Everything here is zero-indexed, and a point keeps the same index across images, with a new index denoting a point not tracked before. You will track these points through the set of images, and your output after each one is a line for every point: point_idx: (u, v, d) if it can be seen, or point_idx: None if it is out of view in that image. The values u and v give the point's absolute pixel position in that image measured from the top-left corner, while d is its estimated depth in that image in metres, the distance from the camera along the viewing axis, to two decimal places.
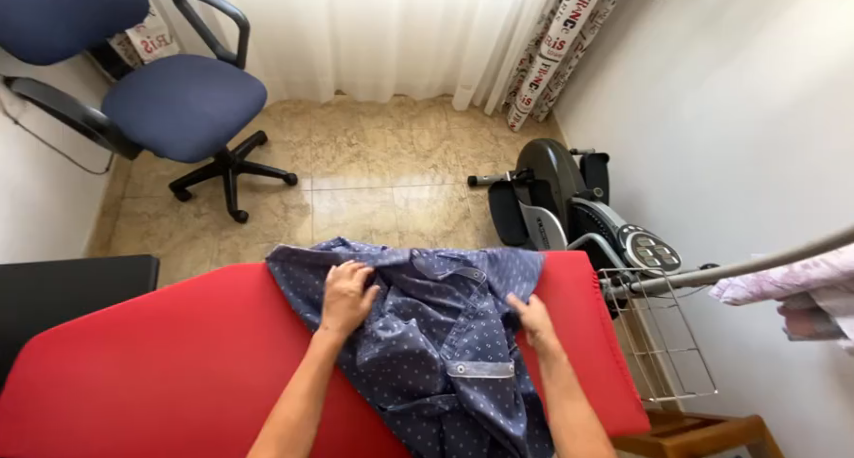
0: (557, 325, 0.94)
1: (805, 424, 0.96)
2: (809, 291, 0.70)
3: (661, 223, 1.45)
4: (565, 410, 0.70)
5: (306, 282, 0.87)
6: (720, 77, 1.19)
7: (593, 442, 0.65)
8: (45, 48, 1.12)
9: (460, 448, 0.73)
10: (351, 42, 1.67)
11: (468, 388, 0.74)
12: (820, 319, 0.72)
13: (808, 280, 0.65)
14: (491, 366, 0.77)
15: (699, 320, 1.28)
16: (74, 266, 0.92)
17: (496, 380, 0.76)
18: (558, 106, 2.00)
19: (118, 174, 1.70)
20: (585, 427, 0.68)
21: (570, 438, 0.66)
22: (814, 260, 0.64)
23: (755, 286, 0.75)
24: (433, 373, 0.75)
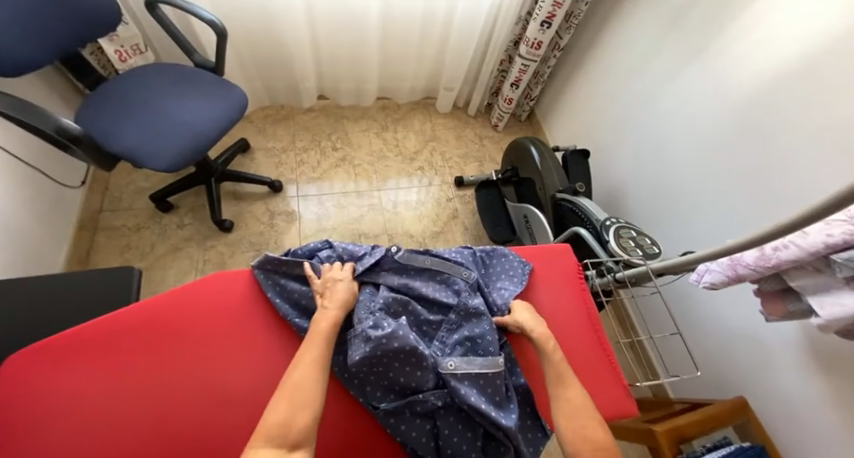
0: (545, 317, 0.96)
1: (785, 401, 1.01)
2: (780, 273, 0.74)
3: (642, 215, 1.49)
4: (560, 397, 0.73)
5: (292, 287, 0.86)
6: (691, 74, 1.24)
7: (589, 422, 0.69)
8: (13, 59, 1.09)
9: (455, 442, 0.74)
10: (332, 47, 1.66)
11: (458, 383, 0.75)
12: (792, 298, 0.77)
13: (779, 262, 0.68)
14: (482, 360, 0.78)
15: (680, 306, 1.32)
16: (51, 281, 0.89)
17: (487, 374, 0.77)
18: (539, 105, 2.03)
19: (95, 187, 1.65)
20: (581, 409, 0.71)
21: (569, 425, 0.69)
22: (784, 242, 0.68)
23: (731, 270, 0.79)
24: (425, 369, 0.76)
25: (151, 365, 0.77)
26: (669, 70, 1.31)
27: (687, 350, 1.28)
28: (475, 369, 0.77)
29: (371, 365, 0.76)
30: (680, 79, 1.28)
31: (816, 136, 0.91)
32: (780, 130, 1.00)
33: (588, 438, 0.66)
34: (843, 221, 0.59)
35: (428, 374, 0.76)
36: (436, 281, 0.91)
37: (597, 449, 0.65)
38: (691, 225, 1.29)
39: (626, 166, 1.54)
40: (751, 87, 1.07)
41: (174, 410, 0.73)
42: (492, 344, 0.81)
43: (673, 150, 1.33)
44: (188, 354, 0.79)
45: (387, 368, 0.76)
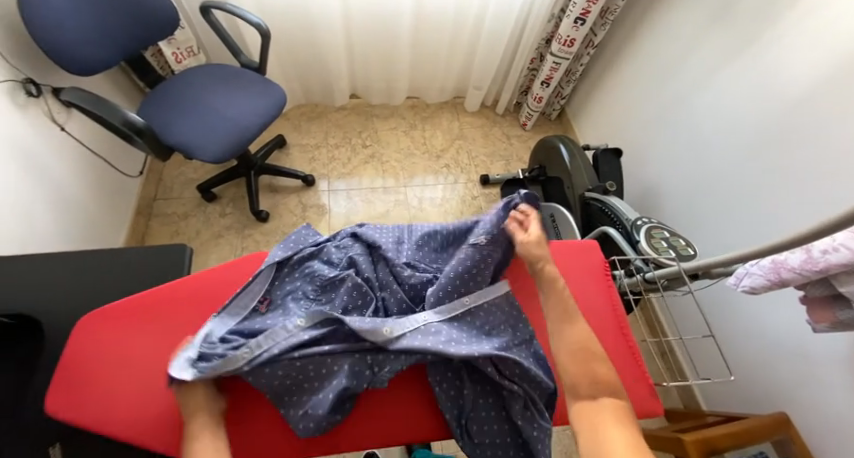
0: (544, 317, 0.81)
1: (831, 423, 0.90)
2: (829, 277, 0.64)
3: (677, 218, 1.41)
4: (563, 336, 0.66)
5: (311, 274, 0.76)
6: (734, 67, 1.16)
7: (591, 362, 0.62)
8: (85, 59, 1.23)
9: (482, 417, 0.67)
10: (365, 48, 1.74)
11: (434, 328, 0.69)
12: (842, 306, 0.67)
13: (828, 266, 0.60)
14: (410, 320, 0.69)
15: (714, 308, 1.22)
16: (64, 261, 0.81)
17: (458, 326, 0.70)
18: (570, 103, 2.00)
19: (150, 177, 1.81)
20: (584, 351, 0.64)
21: (572, 359, 0.63)
22: (834, 244, 0.59)
23: (774, 274, 0.69)
24: (352, 357, 0.65)
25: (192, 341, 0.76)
26: (708, 64, 1.24)
27: (721, 353, 1.18)
28: (423, 324, 0.69)
29: (297, 384, 0.64)
30: (722, 73, 1.20)
31: None
32: (828, 128, 0.91)
33: (589, 372, 0.60)
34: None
35: (344, 362, 0.64)
36: (360, 297, 0.72)
37: (596, 384, 0.59)
38: (729, 228, 1.20)
39: (661, 164, 1.46)
40: (796, 79, 0.99)
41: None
42: (420, 324, 0.69)
43: (711, 147, 1.25)
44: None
45: (309, 380, 0.64)
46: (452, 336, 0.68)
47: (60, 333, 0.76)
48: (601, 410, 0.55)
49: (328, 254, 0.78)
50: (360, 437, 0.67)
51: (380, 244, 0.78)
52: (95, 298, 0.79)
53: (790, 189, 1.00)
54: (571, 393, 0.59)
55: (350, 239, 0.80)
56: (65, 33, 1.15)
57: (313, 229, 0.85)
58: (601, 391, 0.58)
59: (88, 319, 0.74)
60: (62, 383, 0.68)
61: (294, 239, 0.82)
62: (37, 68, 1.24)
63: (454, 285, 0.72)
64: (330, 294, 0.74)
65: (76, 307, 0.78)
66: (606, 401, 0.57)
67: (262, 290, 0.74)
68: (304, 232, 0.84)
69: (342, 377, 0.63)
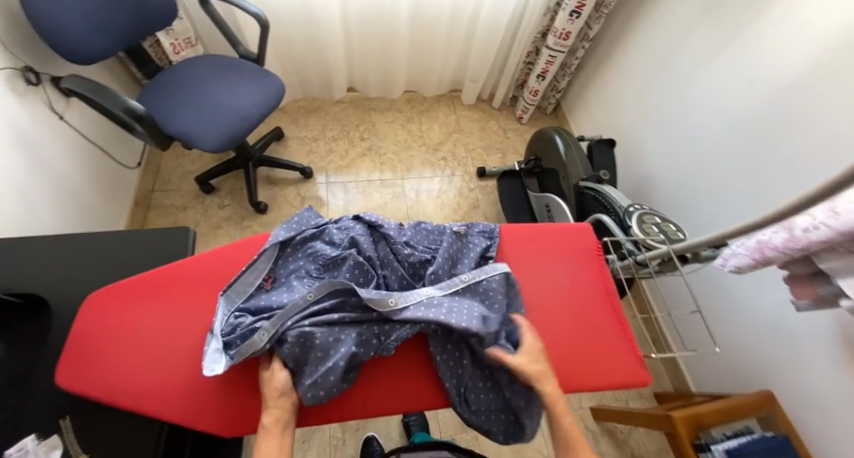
0: (541, 293, 0.83)
1: (814, 401, 0.94)
2: (811, 255, 0.67)
3: (665, 207, 1.44)
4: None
5: (314, 252, 0.78)
6: (722, 59, 1.19)
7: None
8: (83, 47, 1.24)
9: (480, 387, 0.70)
10: (363, 39, 1.76)
11: (437, 299, 0.72)
12: (823, 283, 0.70)
13: (808, 244, 0.62)
14: (414, 294, 0.72)
15: (703, 285, 1.24)
16: (68, 241, 0.83)
17: (462, 301, 0.73)
18: (565, 97, 2.03)
19: (148, 169, 1.81)
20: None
21: None
22: (814, 222, 0.61)
23: (758, 254, 0.72)
24: (359, 327, 0.68)
25: (202, 317, 0.78)
26: (698, 57, 1.27)
27: (707, 329, 1.22)
28: (427, 297, 0.72)
29: (305, 353, 0.65)
30: (711, 65, 1.23)
31: (844, 123, 0.87)
32: (813, 116, 0.95)
33: None
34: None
35: (351, 331, 0.67)
36: (361, 274, 0.76)
37: None
38: (713, 214, 1.24)
39: (653, 156, 1.49)
40: (781, 70, 1.02)
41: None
42: (424, 296, 0.72)
43: (701, 138, 1.28)
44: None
45: (316, 349, 0.65)
46: (455, 307, 0.71)
47: (64, 311, 0.77)
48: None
49: (331, 234, 0.80)
50: (364, 405, 0.69)
51: (381, 224, 0.80)
52: (99, 278, 0.81)
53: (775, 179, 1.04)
54: None
55: (352, 220, 0.83)
56: (64, 20, 1.16)
57: (315, 212, 0.85)
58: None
59: (93, 297, 0.75)
60: (72, 358, 0.70)
61: (296, 220, 0.82)
62: (36, 56, 1.25)
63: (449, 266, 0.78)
64: (333, 272, 0.76)
65: (80, 286, 0.79)
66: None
67: (267, 268, 0.76)
68: (308, 213, 0.84)
69: (351, 345, 0.66)
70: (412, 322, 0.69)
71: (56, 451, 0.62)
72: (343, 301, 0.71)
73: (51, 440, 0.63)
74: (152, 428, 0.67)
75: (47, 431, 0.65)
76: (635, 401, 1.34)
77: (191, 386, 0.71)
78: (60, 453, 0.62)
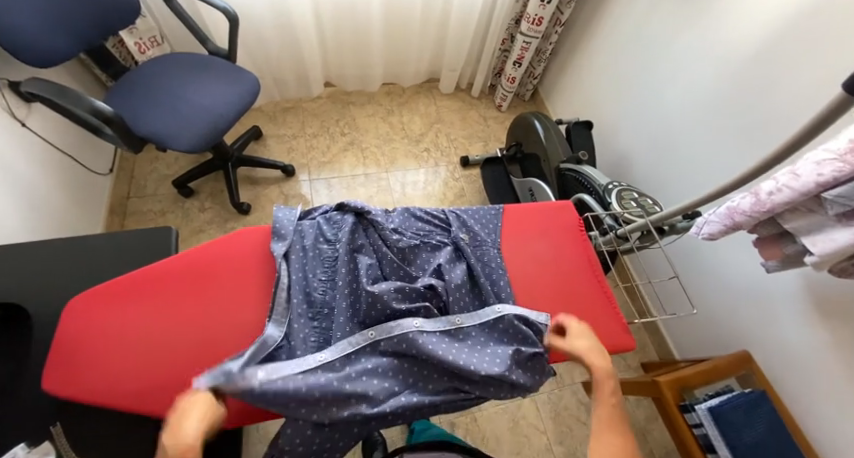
0: (538, 286, 0.83)
1: (788, 357, 0.99)
2: (776, 216, 0.71)
3: (641, 184, 1.48)
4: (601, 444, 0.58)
5: (327, 256, 0.80)
6: (688, 37, 1.22)
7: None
8: (45, 51, 1.20)
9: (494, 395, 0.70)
10: (337, 32, 1.74)
11: (464, 335, 0.74)
12: (788, 242, 0.74)
13: (773, 206, 0.66)
14: (443, 322, 0.74)
15: (680, 254, 1.29)
16: (41, 248, 0.82)
17: (464, 341, 0.74)
18: (542, 83, 2.06)
19: (121, 175, 1.77)
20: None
21: None
22: (778, 185, 0.65)
23: (729, 219, 0.76)
24: (366, 423, 0.64)
25: (194, 313, 0.77)
26: (664, 36, 1.31)
27: (684, 291, 1.29)
28: (458, 326, 0.74)
29: (321, 444, 0.62)
30: (679, 43, 1.26)
31: (805, 92, 0.91)
32: (774, 89, 0.99)
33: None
34: (833, 159, 0.57)
35: (353, 426, 0.64)
36: (351, 267, 0.77)
37: None
38: (687, 188, 1.28)
39: (627, 134, 1.53)
40: (736, 49, 1.08)
41: (219, 352, 0.74)
42: (456, 341, 0.72)
43: (672, 116, 1.32)
44: (227, 300, 0.80)
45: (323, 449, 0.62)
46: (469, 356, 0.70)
47: (42, 317, 0.76)
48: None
49: (319, 234, 0.83)
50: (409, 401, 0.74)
51: (369, 212, 0.82)
52: (78, 282, 0.80)
53: (735, 155, 1.10)
54: None
55: (341, 213, 0.85)
56: (21, 21, 1.12)
57: (289, 209, 0.86)
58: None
59: (78, 302, 0.74)
60: (61, 363, 0.69)
61: (276, 226, 0.83)
62: None
63: (446, 255, 0.81)
64: (334, 271, 0.78)
65: (58, 291, 0.78)
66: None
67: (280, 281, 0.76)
68: (282, 211, 0.85)
69: (350, 439, 0.64)
70: (408, 408, 0.66)
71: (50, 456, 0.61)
72: (382, 363, 0.69)
73: (43, 447, 0.62)
74: (146, 430, 0.67)
75: (38, 438, 0.65)
76: (623, 373, 1.38)
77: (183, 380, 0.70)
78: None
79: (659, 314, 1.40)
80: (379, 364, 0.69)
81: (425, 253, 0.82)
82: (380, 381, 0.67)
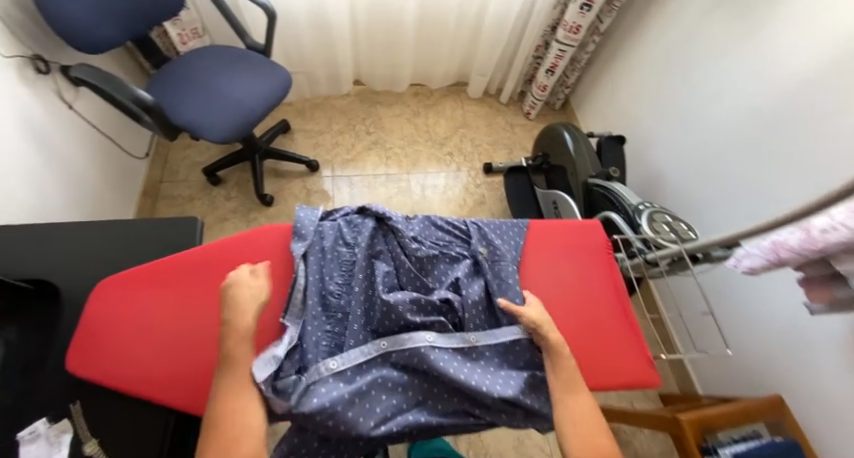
0: (558, 308, 0.80)
1: (826, 406, 0.92)
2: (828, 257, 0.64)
3: (675, 206, 1.41)
4: (568, 406, 0.61)
5: (344, 259, 0.78)
6: (739, 56, 1.15)
7: (596, 433, 0.58)
8: (95, 38, 1.24)
9: (502, 421, 0.68)
10: (370, 30, 1.74)
11: (478, 355, 0.71)
12: (839, 286, 0.67)
13: (826, 246, 0.58)
14: (456, 338, 0.71)
15: (715, 284, 1.22)
16: (74, 228, 0.83)
17: (479, 362, 0.70)
18: (574, 92, 2.00)
19: (156, 159, 1.81)
20: (592, 421, 0.59)
21: (576, 434, 0.58)
22: (832, 223, 0.57)
23: (773, 254, 0.69)
24: (371, 440, 0.63)
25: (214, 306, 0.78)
26: (713, 51, 1.24)
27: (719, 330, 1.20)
28: (471, 345, 0.72)
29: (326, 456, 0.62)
30: (729, 60, 1.18)
31: None
32: (829, 118, 0.92)
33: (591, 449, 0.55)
34: None
35: (358, 442, 0.63)
36: (367, 274, 0.75)
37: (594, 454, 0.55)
38: (728, 213, 1.20)
39: (664, 151, 1.46)
40: (792, 69, 1.00)
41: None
42: (470, 361, 0.70)
43: (714, 137, 1.25)
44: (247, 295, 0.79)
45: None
46: (482, 378, 0.67)
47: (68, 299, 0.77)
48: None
49: (338, 237, 0.81)
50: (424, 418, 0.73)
51: (390, 218, 0.80)
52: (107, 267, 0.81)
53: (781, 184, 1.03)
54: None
55: (361, 216, 0.83)
56: (72, 7, 1.16)
57: (311, 210, 0.85)
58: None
59: (102, 286, 0.74)
60: (83, 346, 0.69)
61: (297, 225, 0.82)
62: (46, 45, 1.26)
63: (465, 269, 0.79)
64: (350, 275, 0.77)
65: (86, 273, 0.79)
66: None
67: (297, 281, 0.75)
68: (303, 211, 0.85)
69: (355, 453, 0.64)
70: (413, 429, 0.65)
71: (66, 435, 0.60)
72: (390, 378, 0.67)
73: (62, 424, 0.61)
74: (157, 424, 0.65)
75: (58, 415, 0.64)
76: (641, 401, 1.32)
77: (198, 375, 0.71)
78: (71, 436, 0.61)
79: (688, 350, 1.33)
80: (391, 378, 0.66)
81: (443, 265, 0.80)
82: (387, 397, 0.65)
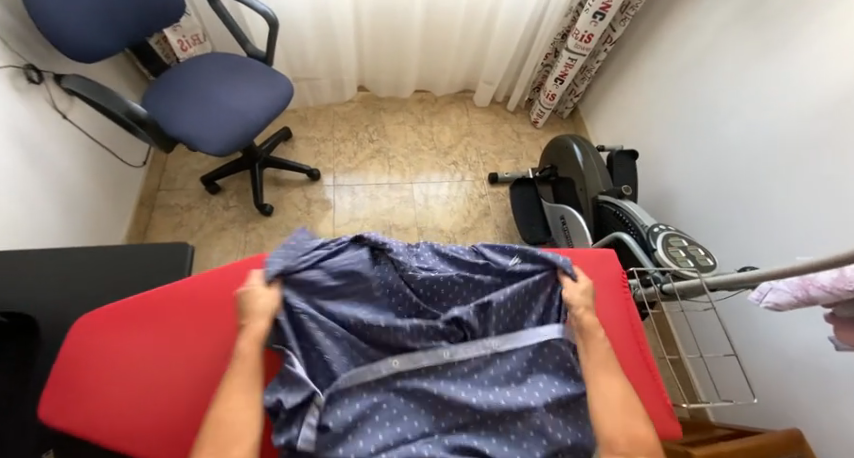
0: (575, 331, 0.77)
1: (846, 447, 0.87)
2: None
3: (688, 224, 1.36)
4: (600, 386, 0.62)
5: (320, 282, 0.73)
6: (760, 73, 1.10)
7: (630, 417, 0.59)
8: (89, 46, 1.20)
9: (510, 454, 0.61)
10: (375, 35, 1.69)
11: (502, 360, 0.70)
12: None
13: None
14: (476, 347, 0.70)
15: (737, 313, 1.17)
16: (57, 256, 0.80)
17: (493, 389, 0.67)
18: (583, 101, 1.95)
19: (154, 167, 1.78)
20: (626, 405, 0.60)
21: (607, 412, 0.59)
22: None
23: (802, 291, 0.64)
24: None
25: (204, 347, 0.75)
26: (732, 65, 1.18)
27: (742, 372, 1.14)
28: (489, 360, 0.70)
29: None
30: (750, 76, 1.13)
31: None
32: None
33: (625, 429, 0.57)
34: None
35: None
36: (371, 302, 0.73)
37: (632, 440, 0.56)
38: (745, 234, 1.14)
39: (677, 166, 1.41)
40: (819, 88, 0.94)
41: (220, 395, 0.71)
42: (494, 368, 0.69)
43: (732, 155, 1.19)
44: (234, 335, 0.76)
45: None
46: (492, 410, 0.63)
47: (52, 330, 0.74)
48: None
49: (329, 259, 0.76)
50: None
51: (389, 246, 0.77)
52: (96, 296, 0.77)
53: (800, 207, 0.98)
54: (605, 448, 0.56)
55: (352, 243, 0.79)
56: (64, 16, 1.12)
57: (307, 234, 0.81)
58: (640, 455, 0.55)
59: (80, 326, 0.71)
60: (59, 391, 0.66)
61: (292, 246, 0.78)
62: (39, 53, 1.22)
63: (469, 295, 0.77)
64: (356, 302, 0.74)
65: (73, 302, 0.76)
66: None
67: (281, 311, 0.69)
68: (301, 234, 0.81)
69: None
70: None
71: None
72: (390, 402, 0.65)
73: None
74: None
75: None
76: None
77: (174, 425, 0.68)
78: None
79: (715, 400, 1.24)
80: (405, 399, 0.64)
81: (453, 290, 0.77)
82: (392, 425, 0.63)
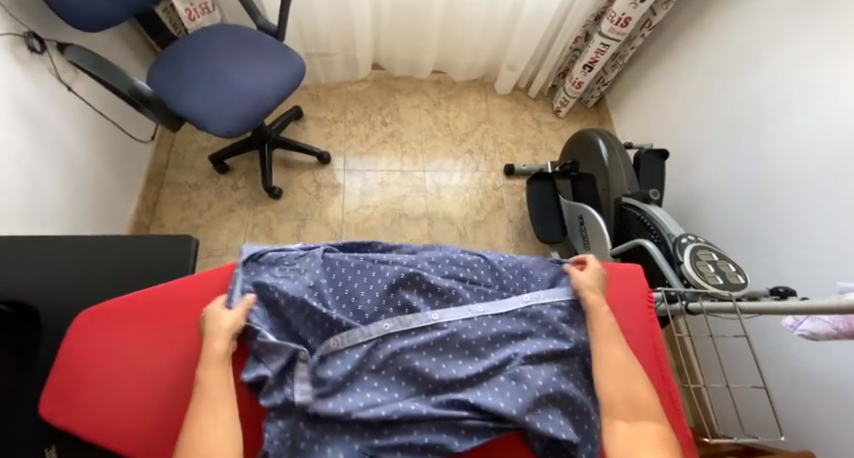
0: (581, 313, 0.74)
1: None
2: None
3: (717, 230, 1.29)
4: (607, 354, 0.64)
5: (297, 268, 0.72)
6: (815, 73, 1.00)
7: (633, 381, 0.61)
8: (92, 15, 1.14)
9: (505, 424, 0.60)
10: (394, 11, 1.59)
11: (489, 323, 0.68)
12: None
13: None
14: (462, 310, 0.69)
15: (765, 333, 1.12)
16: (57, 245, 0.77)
17: (484, 358, 0.65)
18: (610, 90, 1.85)
19: (162, 143, 1.74)
20: (625, 369, 0.62)
21: (614, 376, 0.61)
22: None
23: (845, 324, 0.60)
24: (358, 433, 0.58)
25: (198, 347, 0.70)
26: (782, 62, 1.08)
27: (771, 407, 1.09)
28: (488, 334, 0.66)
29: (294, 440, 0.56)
30: (802, 75, 1.03)
31: None
32: None
33: (624, 389, 0.60)
34: None
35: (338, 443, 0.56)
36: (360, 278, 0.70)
37: (631, 400, 0.59)
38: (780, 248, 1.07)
39: (710, 167, 1.32)
40: None
41: None
42: (480, 330, 0.67)
43: (772, 161, 1.11)
44: None
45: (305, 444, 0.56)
46: (484, 374, 0.63)
47: (51, 322, 0.71)
48: (642, 439, 0.53)
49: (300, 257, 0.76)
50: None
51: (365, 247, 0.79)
52: (96, 288, 0.74)
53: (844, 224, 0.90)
54: (605, 409, 0.59)
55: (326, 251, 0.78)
56: None
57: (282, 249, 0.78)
58: (644, 418, 0.57)
59: (83, 318, 0.68)
60: (60, 386, 0.64)
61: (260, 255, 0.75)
62: (41, 20, 1.16)
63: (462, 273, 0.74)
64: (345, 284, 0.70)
65: (73, 292, 0.73)
66: (653, 447, 0.53)
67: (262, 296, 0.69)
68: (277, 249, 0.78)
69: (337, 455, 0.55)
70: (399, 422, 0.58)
71: None
72: (384, 366, 0.63)
73: None
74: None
75: None
76: None
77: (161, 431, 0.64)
78: None
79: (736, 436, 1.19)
80: (400, 360, 0.63)
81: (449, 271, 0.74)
82: (379, 384, 0.62)
